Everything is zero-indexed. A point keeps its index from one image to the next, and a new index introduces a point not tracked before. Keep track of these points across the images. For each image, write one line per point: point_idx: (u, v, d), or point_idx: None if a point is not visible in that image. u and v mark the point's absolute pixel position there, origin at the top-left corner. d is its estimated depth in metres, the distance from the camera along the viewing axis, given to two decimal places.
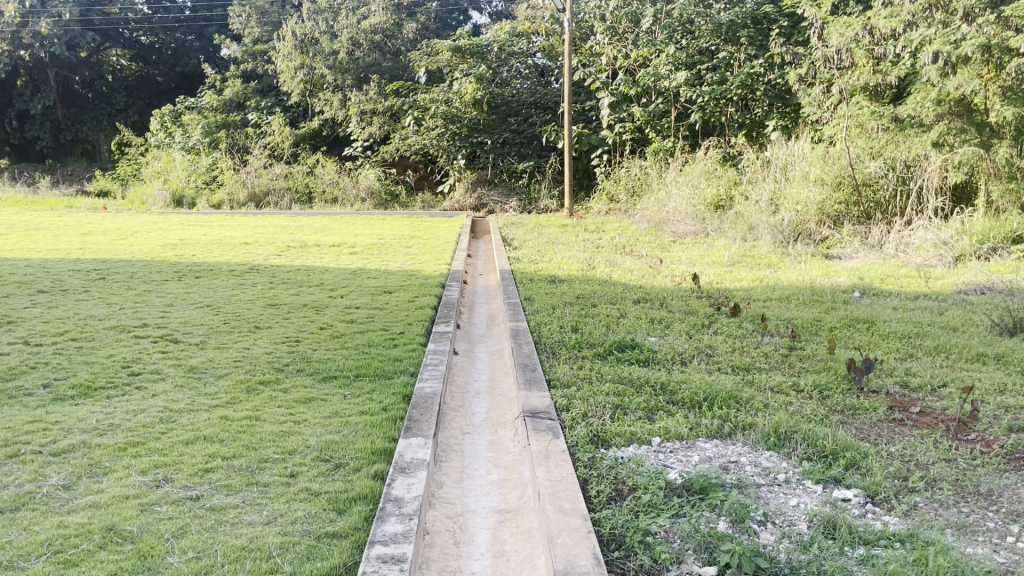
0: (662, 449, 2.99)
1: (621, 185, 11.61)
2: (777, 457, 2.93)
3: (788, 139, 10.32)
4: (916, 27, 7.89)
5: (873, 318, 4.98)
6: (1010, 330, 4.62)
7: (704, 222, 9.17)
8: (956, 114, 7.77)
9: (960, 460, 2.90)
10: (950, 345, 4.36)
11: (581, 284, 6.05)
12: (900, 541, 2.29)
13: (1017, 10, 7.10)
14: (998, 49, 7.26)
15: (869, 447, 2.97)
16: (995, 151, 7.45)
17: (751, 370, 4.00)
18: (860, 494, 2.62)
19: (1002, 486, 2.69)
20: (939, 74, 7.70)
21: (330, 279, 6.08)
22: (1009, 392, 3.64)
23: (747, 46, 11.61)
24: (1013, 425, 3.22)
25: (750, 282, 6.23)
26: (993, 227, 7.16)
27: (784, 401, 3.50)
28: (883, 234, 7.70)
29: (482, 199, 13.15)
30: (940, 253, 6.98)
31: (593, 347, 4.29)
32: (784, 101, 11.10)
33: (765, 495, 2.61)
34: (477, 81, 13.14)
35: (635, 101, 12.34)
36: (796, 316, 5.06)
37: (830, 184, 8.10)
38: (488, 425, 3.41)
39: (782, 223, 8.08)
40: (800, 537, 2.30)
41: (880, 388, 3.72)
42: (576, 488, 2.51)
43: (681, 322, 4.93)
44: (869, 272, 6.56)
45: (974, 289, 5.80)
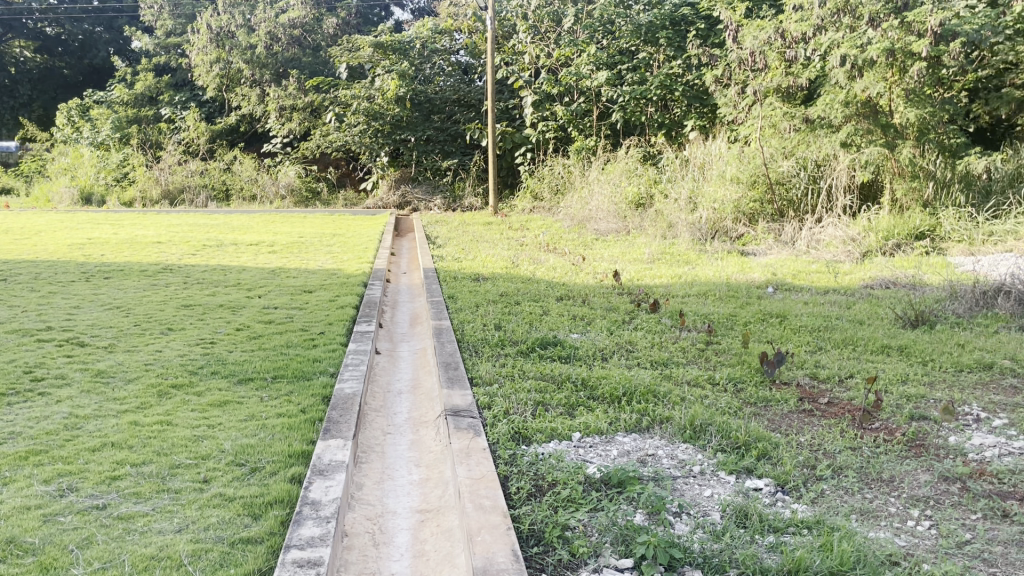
0: (581, 444, 3.02)
1: (544, 183, 11.68)
2: (692, 449, 3.01)
3: (705, 138, 10.59)
4: (825, 31, 8.14)
5: (785, 312, 5.15)
6: (912, 322, 4.85)
7: (625, 221, 9.30)
8: (864, 114, 7.95)
9: (864, 448, 3.02)
10: (857, 337, 4.55)
11: (504, 282, 6.06)
12: (808, 528, 2.38)
13: (919, 17, 7.41)
14: (902, 54, 7.54)
15: (780, 438, 3.07)
16: (899, 151, 7.81)
17: (670, 364, 4.09)
18: (771, 484, 2.71)
19: (903, 472, 2.82)
20: (847, 76, 7.93)
21: (248, 279, 5.95)
22: (911, 381, 3.82)
23: (665, 47, 11.77)
24: (914, 414, 3.38)
25: (669, 278, 6.38)
26: (897, 224, 7.49)
27: (700, 394, 3.59)
28: (795, 231, 7.97)
29: (406, 197, 13.08)
30: (848, 249, 7.27)
31: (516, 345, 4.31)
32: (702, 101, 11.35)
33: (680, 487, 2.67)
34: (399, 78, 13.01)
35: (558, 101, 12.47)
36: (712, 311, 5.19)
37: (745, 182, 8.38)
38: (410, 424, 3.39)
39: (699, 222, 8.35)
40: (713, 527, 2.36)
41: (791, 379, 3.86)
42: (497, 486, 2.52)
43: (602, 318, 5.00)
44: (782, 268, 6.76)
45: (880, 284, 6.05)
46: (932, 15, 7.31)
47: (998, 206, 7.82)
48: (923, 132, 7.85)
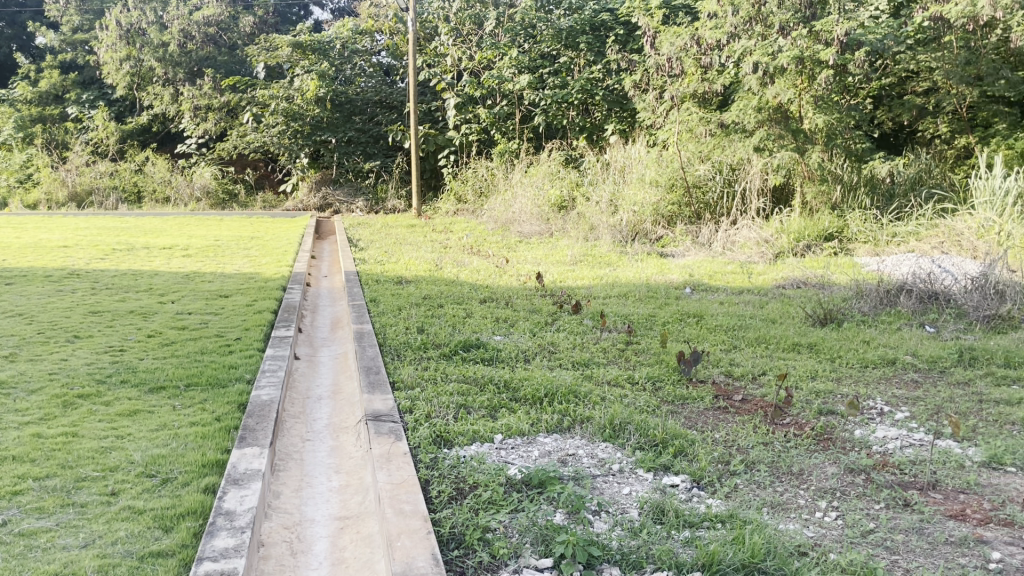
0: (503, 445, 3.04)
1: (468, 185, 11.70)
2: (611, 448, 3.06)
3: (625, 142, 10.79)
4: (738, 39, 8.30)
5: (702, 313, 5.27)
6: (821, 320, 5.04)
7: (548, 222, 9.38)
8: (775, 120, 8.21)
9: (776, 443, 3.13)
10: (769, 336, 4.69)
11: (427, 285, 6.04)
12: (722, 522, 2.45)
13: (826, 26, 7.72)
14: (810, 62, 7.84)
15: (695, 435, 3.16)
16: (809, 155, 8.05)
17: (591, 365, 4.14)
18: (686, 480, 2.78)
19: (811, 465, 2.93)
20: (758, 83, 8.12)
21: (161, 284, 5.77)
22: (820, 377, 3.98)
23: (586, 52, 11.95)
24: (822, 409, 3.51)
25: (591, 279, 6.47)
26: (807, 226, 7.77)
27: (620, 393, 3.65)
28: (711, 233, 8.20)
29: (327, 199, 12.89)
30: (762, 250, 7.51)
31: (439, 348, 4.30)
32: (622, 106, 11.56)
33: (600, 486, 2.71)
34: (319, 78, 12.70)
35: (480, 104, 12.48)
36: (632, 312, 5.28)
37: (664, 185, 8.64)
38: (330, 430, 3.34)
39: (621, 223, 8.50)
40: (631, 523, 2.41)
41: (707, 377, 3.97)
42: (417, 490, 2.51)
43: (525, 320, 5.03)
44: (699, 269, 6.93)
45: (791, 284, 6.26)
46: (838, 24, 7.56)
47: (900, 208, 8.27)
48: (831, 137, 8.06)
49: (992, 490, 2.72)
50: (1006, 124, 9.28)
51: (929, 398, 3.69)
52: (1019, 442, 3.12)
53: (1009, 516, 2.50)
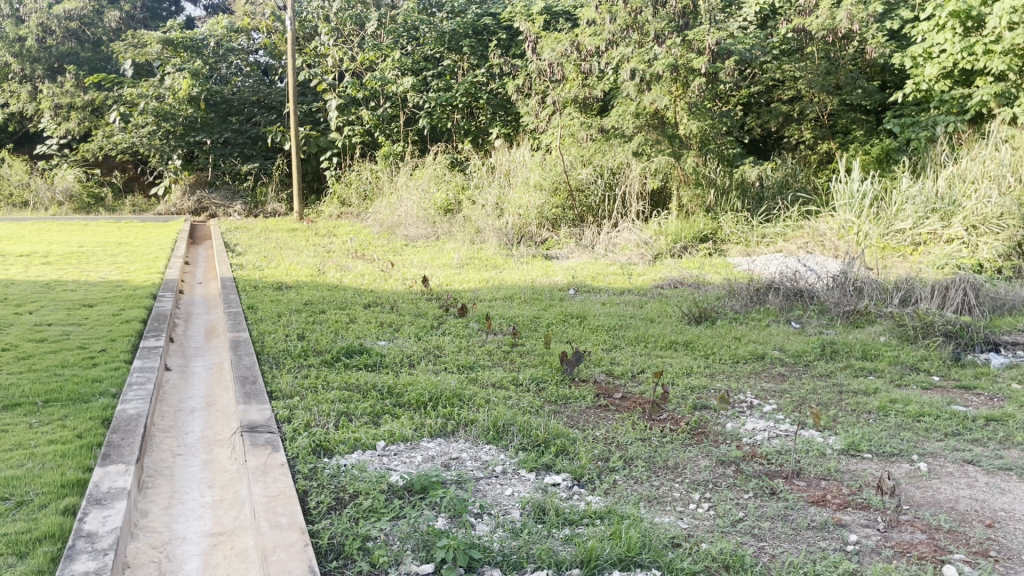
0: (386, 452, 3.00)
1: (351, 188, 11.52)
2: (495, 450, 3.07)
3: (510, 146, 10.88)
4: (616, 46, 8.45)
5: (584, 313, 5.40)
6: (696, 319, 5.23)
7: (435, 226, 9.33)
8: (652, 126, 8.42)
9: (653, 438, 3.23)
10: (648, 335, 4.84)
11: (308, 290, 5.90)
12: (600, 518, 2.51)
13: (698, 35, 8.07)
14: (684, 69, 8.13)
15: (577, 433, 3.22)
16: (684, 160, 8.39)
17: (476, 368, 4.15)
18: (568, 478, 2.83)
19: (686, 459, 3.04)
20: (636, 89, 8.32)
21: (17, 294, 5.39)
22: (695, 373, 4.13)
23: (469, 55, 12.03)
24: (696, 404, 3.65)
25: (477, 282, 6.50)
26: (683, 228, 8.06)
27: (504, 395, 3.68)
28: (594, 235, 8.38)
29: (202, 202, 12.40)
30: (641, 252, 7.72)
31: (320, 355, 4.21)
32: (506, 110, 11.63)
33: (483, 488, 2.73)
34: (192, 77, 12.30)
35: (363, 105, 12.28)
36: (517, 314, 5.33)
37: (548, 189, 8.77)
38: (203, 444, 3.21)
39: (506, 226, 8.57)
40: (512, 524, 2.43)
41: (589, 376, 4.05)
42: (294, 502, 2.45)
43: (410, 324, 4.99)
44: (582, 271, 7.09)
45: (670, 284, 6.48)
46: (710, 34, 7.93)
47: (769, 210, 8.73)
48: (705, 142, 8.45)
49: (850, 476, 2.89)
50: (864, 131, 9.82)
51: (793, 390, 3.90)
52: (874, 429, 3.33)
53: (864, 499, 2.67)
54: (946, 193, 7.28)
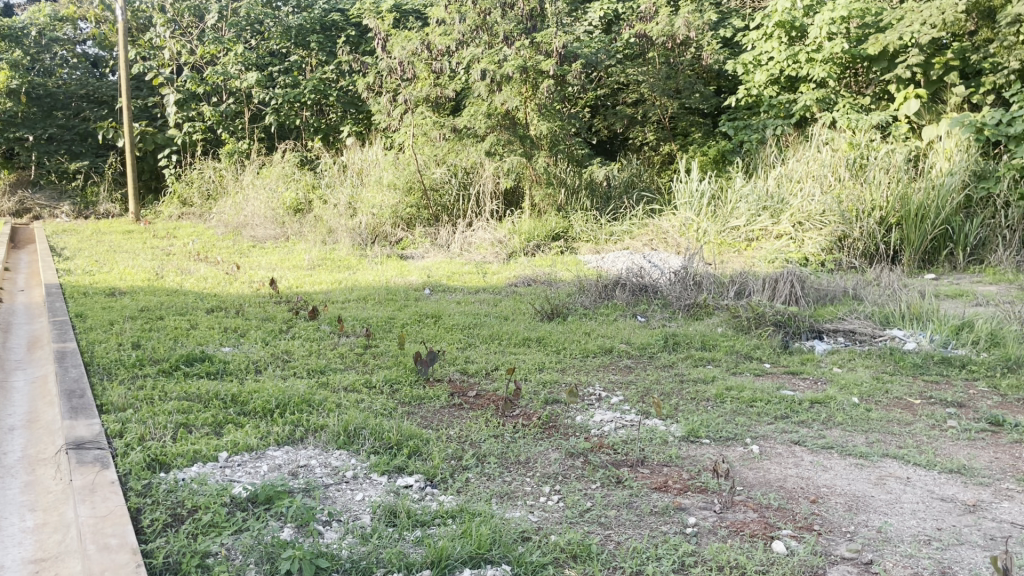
0: (229, 463, 2.87)
1: (193, 187, 10.98)
2: (345, 455, 3.01)
3: (362, 145, 10.73)
4: (466, 46, 8.49)
5: (439, 312, 5.38)
6: (549, 315, 5.35)
7: (284, 226, 9.03)
8: (503, 126, 8.49)
9: (505, 435, 3.26)
10: (502, 332, 4.90)
11: (145, 295, 5.57)
12: (452, 517, 2.51)
13: (545, 38, 8.26)
14: (533, 71, 8.27)
15: (430, 434, 3.20)
16: (535, 160, 8.57)
17: (327, 371, 4.05)
18: (420, 479, 2.81)
19: (537, 453, 3.09)
20: (487, 90, 8.36)
21: None
22: (546, 368, 4.22)
23: (317, 51, 11.76)
24: (548, 399, 3.72)
25: (329, 284, 6.35)
26: (536, 227, 8.21)
27: (356, 398, 3.61)
28: (449, 235, 8.40)
29: (24, 203, 11.45)
30: (496, 251, 7.80)
31: (157, 364, 3.98)
32: (357, 107, 11.53)
33: (332, 495, 2.66)
34: (10, 68, 11.30)
35: (204, 100, 11.70)
36: (370, 315, 5.25)
37: (402, 188, 8.74)
38: (24, 464, 2.96)
39: (359, 226, 8.43)
40: (362, 530, 2.39)
41: (443, 376, 4.05)
42: (126, 521, 2.30)
43: (257, 329, 4.81)
44: (436, 270, 7.07)
45: (523, 281, 6.60)
46: (556, 37, 8.17)
47: (616, 208, 9.03)
48: (555, 144, 8.65)
49: (690, 461, 3.03)
50: (701, 133, 10.36)
51: (639, 381, 4.06)
52: (712, 416, 3.52)
53: (703, 483, 2.81)
54: (775, 192, 7.81)
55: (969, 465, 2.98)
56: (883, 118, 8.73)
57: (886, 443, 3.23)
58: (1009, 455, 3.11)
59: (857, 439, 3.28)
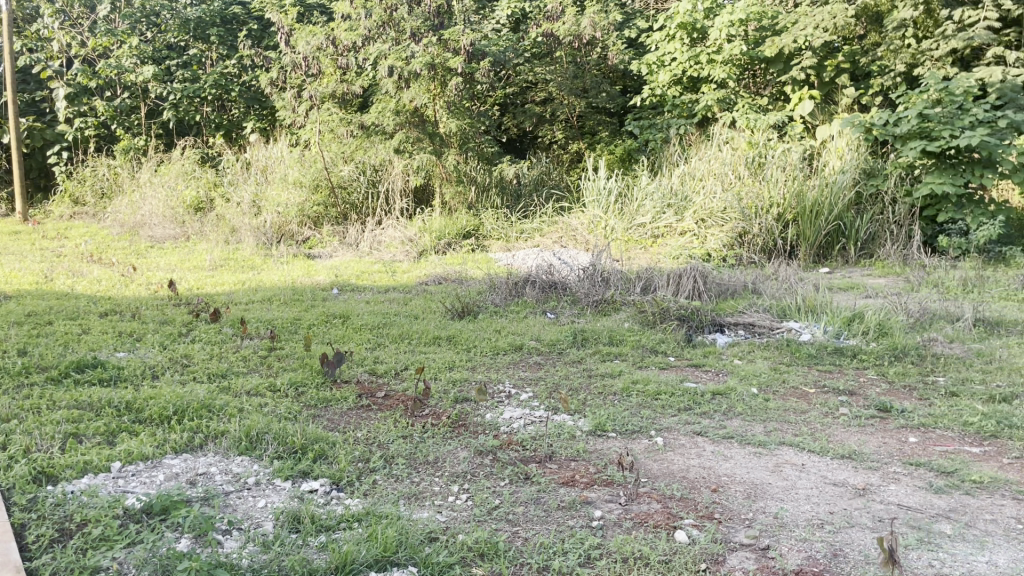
0: (122, 473, 2.75)
1: (86, 185, 10.51)
2: (247, 461, 2.92)
3: (267, 141, 10.55)
4: (372, 42, 8.39)
5: (347, 312, 5.30)
6: (459, 313, 5.33)
7: (183, 226, 8.72)
8: (413, 123, 8.44)
9: (414, 435, 3.23)
10: (412, 331, 4.86)
11: (32, 300, 5.28)
12: (359, 521, 2.47)
13: (453, 36, 8.22)
14: (441, 68, 8.22)
15: (336, 436, 3.14)
16: (445, 158, 8.54)
17: (229, 375, 3.93)
18: (325, 483, 2.76)
19: (446, 452, 3.07)
20: (394, 86, 8.26)
21: None
22: (456, 367, 4.21)
23: (218, 45, 11.40)
24: (458, 397, 3.71)
25: (232, 285, 6.16)
26: (447, 225, 8.18)
27: (259, 402, 3.51)
28: (358, 233, 8.28)
29: None
30: (406, 249, 7.73)
31: (45, 372, 3.78)
32: (260, 103, 11.28)
33: (233, 503, 2.58)
34: None
35: (96, 95, 11.17)
36: (275, 316, 5.12)
37: (308, 185, 8.59)
38: None
39: (264, 225, 8.22)
40: (264, 537, 2.33)
41: (351, 377, 3.98)
42: (7, 539, 2.18)
43: (154, 332, 4.62)
44: (345, 269, 6.95)
45: (433, 280, 6.56)
46: (464, 35, 8.16)
47: (526, 206, 9.09)
48: (464, 142, 8.64)
49: (597, 455, 3.08)
50: (609, 132, 10.54)
51: (548, 377, 4.09)
52: (618, 409, 3.58)
53: (609, 476, 2.85)
54: (679, 190, 8.02)
55: (859, 451, 3.12)
56: (780, 118, 9.06)
57: (783, 432, 3.36)
58: (896, 440, 3.27)
59: (756, 428, 3.40)
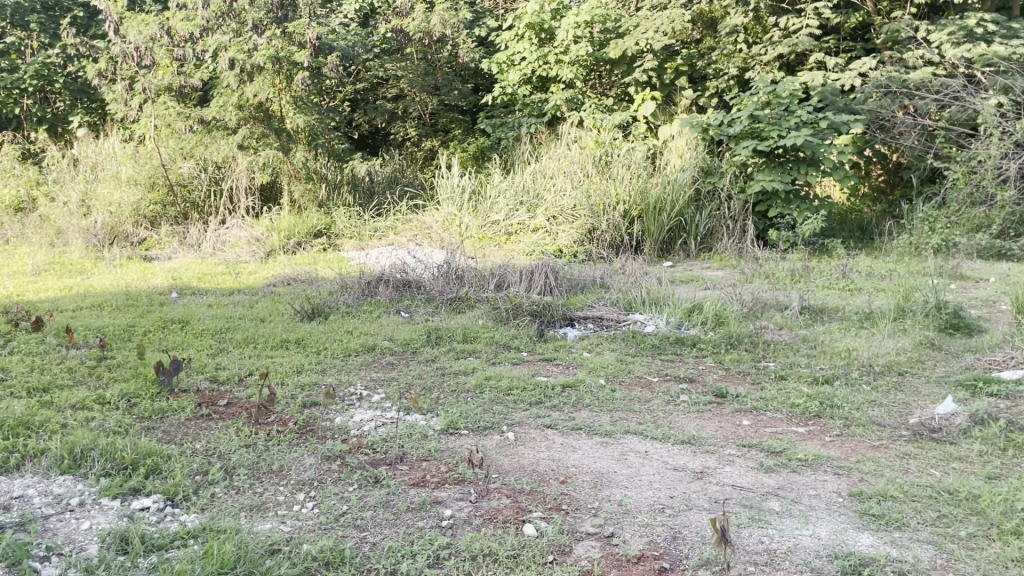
0: None
1: None
2: (70, 481, 2.70)
3: (97, 136, 9.89)
4: (211, 33, 8.01)
5: (188, 317, 5.03)
6: (309, 315, 5.17)
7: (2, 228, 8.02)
8: (258, 118, 8.11)
9: (258, 443, 3.10)
10: (258, 335, 4.66)
11: None
12: (194, 537, 2.34)
13: (298, 29, 7.97)
14: (287, 62, 7.94)
15: (172, 450, 2.96)
16: (293, 154, 8.27)
17: (52, 390, 3.62)
18: (159, 499, 2.59)
19: (292, 460, 2.96)
20: (237, 80, 7.89)
21: None
22: (305, 371, 4.07)
23: (39, 33, 10.52)
24: (306, 402, 3.59)
25: (57, 291, 5.70)
26: (296, 223, 7.95)
27: (85, 417, 3.26)
28: (200, 233, 7.89)
29: None
30: (252, 249, 7.43)
31: None
32: (89, 96, 10.54)
33: (53, 527, 2.38)
34: None
35: None
36: (106, 324, 4.78)
37: (144, 183, 8.12)
38: None
39: (95, 226, 7.69)
40: (87, 562, 2.16)
41: (189, 387, 3.76)
42: None
43: None
44: (186, 272, 6.60)
45: (282, 281, 6.34)
46: (310, 28, 7.94)
47: (379, 204, 8.97)
48: (314, 137, 8.38)
49: (448, 454, 3.06)
50: (461, 129, 10.55)
51: (401, 377, 4.04)
52: (470, 407, 3.58)
53: (459, 474, 2.84)
54: (531, 187, 8.14)
55: (698, 436, 3.26)
56: (625, 118, 9.37)
57: (628, 420, 3.47)
58: (732, 424, 3.45)
59: (603, 418, 3.49)
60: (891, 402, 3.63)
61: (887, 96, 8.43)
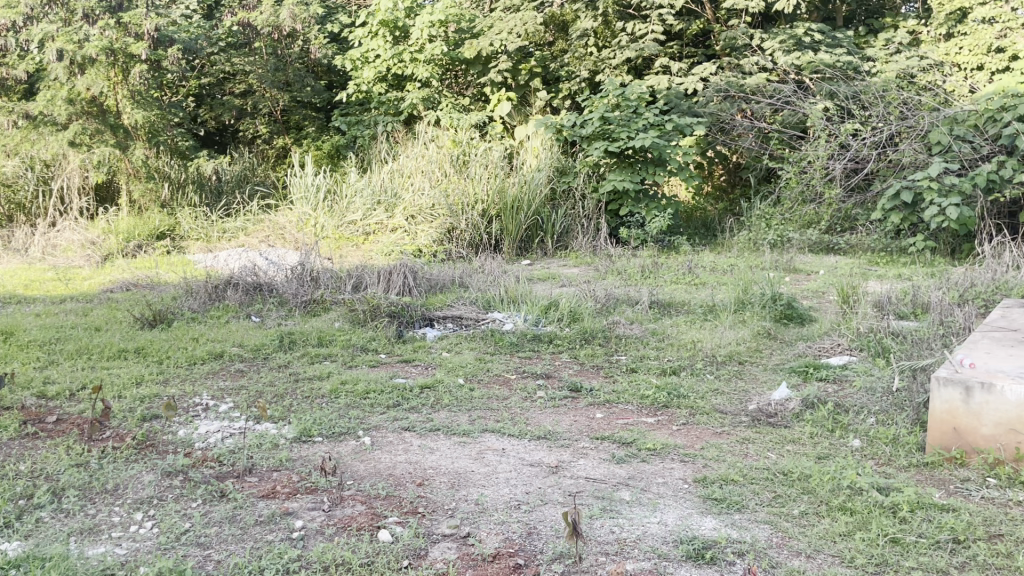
0: None
1: None
2: None
3: None
4: (36, 21, 7.45)
5: (11, 328, 4.63)
6: (150, 323, 4.88)
7: None
8: (89, 114, 7.57)
9: (91, 462, 2.89)
10: (92, 345, 4.35)
11: None
12: (16, 567, 2.15)
13: (134, 19, 7.55)
14: (122, 54, 7.51)
15: None
16: (132, 152, 7.79)
17: None
18: None
19: (128, 478, 2.78)
20: (66, 72, 7.36)
21: None
22: (145, 382, 3.83)
23: None
24: (146, 415, 3.39)
25: None
26: (137, 225, 7.50)
27: None
28: (27, 237, 7.30)
29: None
30: (87, 253, 6.95)
31: None
32: None
33: None
34: None
35: None
36: None
37: None
38: None
39: None
40: None
41: (12, 404, 3.46)
42: None
43: None
44: (10, 279, 6.08)
45: (120, 286, 5.96)
46: (147, 19, 7.53)
47: (228, 204, 8.60)
48: (153, 133, 7.96)
49: (300, 462, 2.96)
50: (315, 127, 10.29)
51: (251, 385, 3.87)
52: (325, 413, 3.48)
53: (311, 483, 2.76)
54: (387, 186, 8.05)
55: (553, 430, 3.32)
56: (481, 118, 9.42)
57: (485, 419, 3.48)
58: (585, 417, 3.53)
59: (461, 418, 3.48)
60: (732, 390, 3.83)
61: (726, 100, 8.94)
